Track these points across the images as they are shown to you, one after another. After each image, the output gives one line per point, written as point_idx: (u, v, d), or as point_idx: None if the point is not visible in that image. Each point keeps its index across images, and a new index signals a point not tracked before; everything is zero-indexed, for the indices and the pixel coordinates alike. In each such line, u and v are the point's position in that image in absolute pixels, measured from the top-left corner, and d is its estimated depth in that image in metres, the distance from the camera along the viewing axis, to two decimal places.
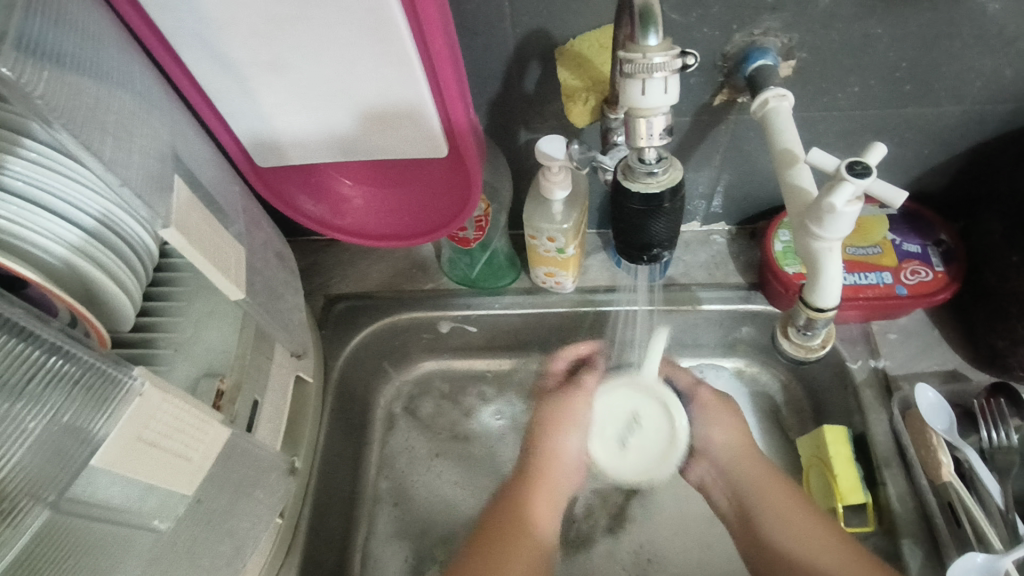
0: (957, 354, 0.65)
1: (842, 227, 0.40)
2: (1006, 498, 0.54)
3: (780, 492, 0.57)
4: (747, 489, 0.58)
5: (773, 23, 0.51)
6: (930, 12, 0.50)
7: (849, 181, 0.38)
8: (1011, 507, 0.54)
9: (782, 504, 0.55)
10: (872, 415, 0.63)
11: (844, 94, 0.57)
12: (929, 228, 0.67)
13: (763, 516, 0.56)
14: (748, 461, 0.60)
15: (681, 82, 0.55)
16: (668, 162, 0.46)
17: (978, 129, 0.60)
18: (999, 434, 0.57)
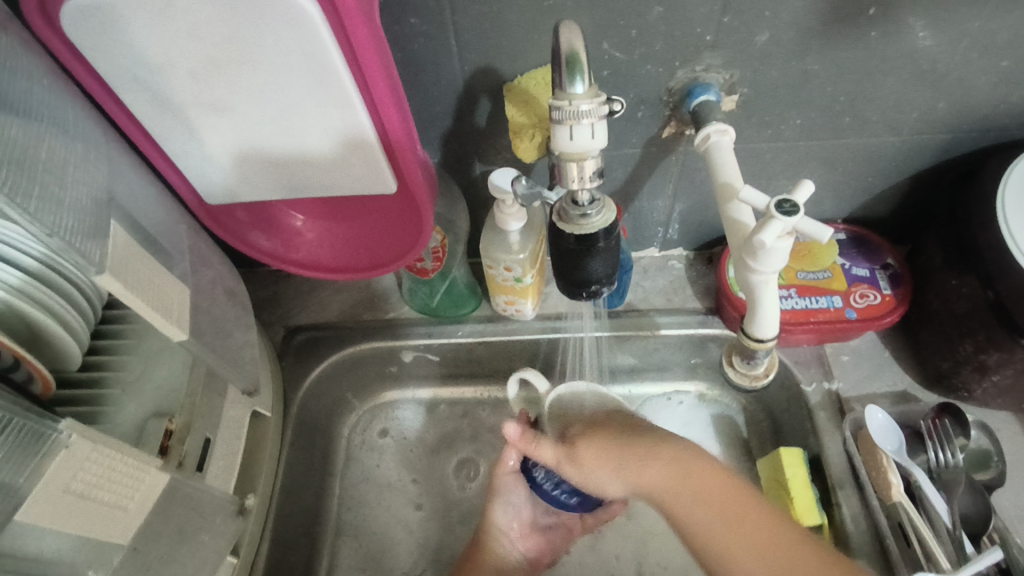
0: (907, 374, 0.67)
1: (775, 261, 0.41)
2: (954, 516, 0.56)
3: (708, 489, 0.47)
4: (664, 493, 0.48)
5: (712, 60, 0.52)
6: (862, 49, 0.52)
7: (777, 219, 0.39)
8: (958, 525, 0.55)
9: (714, 510, 0.46)
10: (826, 436, 0.64)
11: (786, 126, 0.59)
12: (876, 252, 0.69)
13: (696, 522, 0.47)
14: (653, 461, 0.49)
15: (629, 116, 0.56)
16: (602, 203, 0.44)
17: (917, 157, 0.62)
18: (946, 455, 0.59)
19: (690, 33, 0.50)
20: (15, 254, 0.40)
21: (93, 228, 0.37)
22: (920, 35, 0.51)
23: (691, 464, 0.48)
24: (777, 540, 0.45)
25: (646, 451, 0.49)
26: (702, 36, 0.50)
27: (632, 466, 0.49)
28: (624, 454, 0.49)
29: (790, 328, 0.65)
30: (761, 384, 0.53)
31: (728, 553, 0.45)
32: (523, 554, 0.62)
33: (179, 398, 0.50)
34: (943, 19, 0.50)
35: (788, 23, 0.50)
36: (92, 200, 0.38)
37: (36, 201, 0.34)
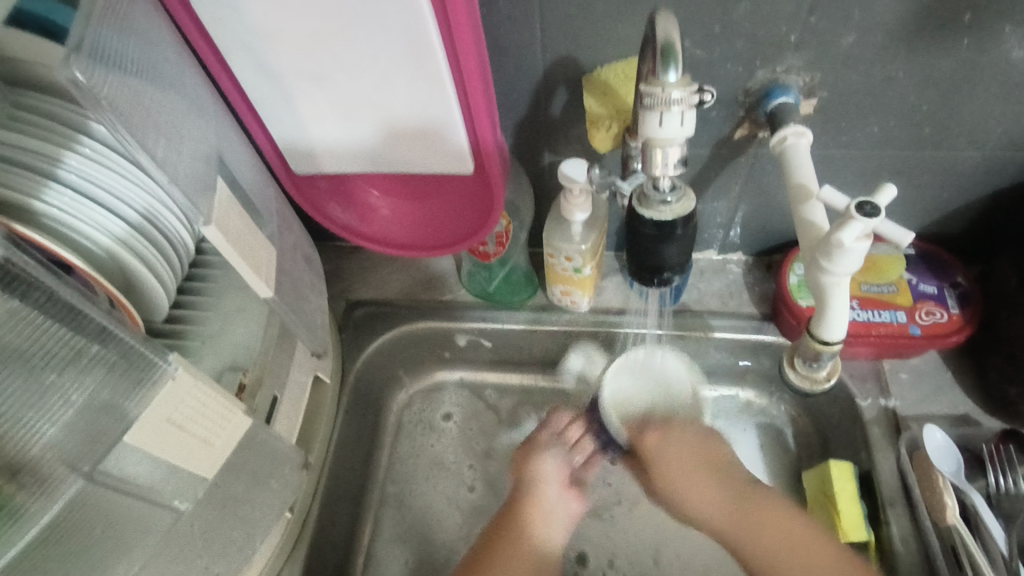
0: (969, 397, 0.65)
1: (850, 263, 0.42)
2: (1010, 545, 0.54)
3: (772, 519, 0.58)
4: (721, 525, 0.60)
5: (795, 62, 0.52)
6: (948, 58, 0.51)
7: (858, 220, 0.40)
8: (1015, 555, 0.53)
9: (795, 547, 0.57)
10: (880, 453, 0.62)
11: (862, 133, 0.58)
12: (946, 270, 0.67)
13: (756, 547, 0.58)
14: (719, 495, 0.61)
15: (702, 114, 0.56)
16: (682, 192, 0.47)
17: (997, 175, 0.60)
18: (1008, 481, 0.57)
19: (775, 33, 0.50)
20: (122, 208, 0.43)
21: (202, 180, 0.40)
22: (1015, 44, 0.50)
23: (763, 502, 0.60)
24: (826, 563, 0.55)
25: (721, 488, 0.62)
26: (786, 37, 0.51)
27: (695, 494, 0.62)
28: (693, 479, 0.62)
29: (850, 339, 0.64)
30: (822, 389, 0.53)
31: (780, 554, 0.57)
32: (570, 507, 0.65)
33: (252, 354, 0.53)
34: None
35: (875, 29, 0.49)
36: (202, 155, 0.41)
37: (157, 150, 0.37)
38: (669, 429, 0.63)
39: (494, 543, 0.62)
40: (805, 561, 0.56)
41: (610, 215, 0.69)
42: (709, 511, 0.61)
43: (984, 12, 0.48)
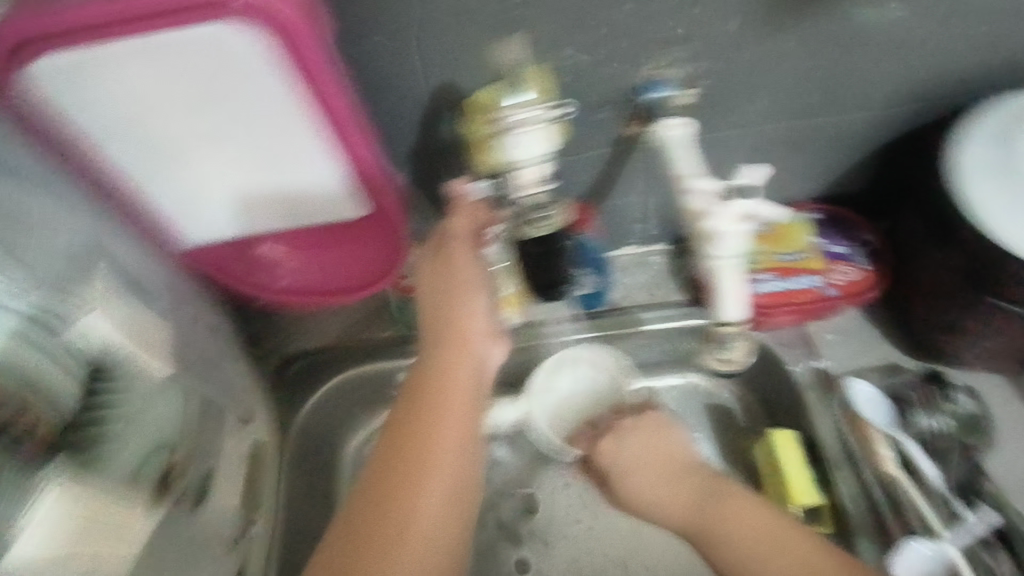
0: (896, 348, 0.67)
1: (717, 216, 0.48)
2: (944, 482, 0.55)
3: (746, 517, 0.49)
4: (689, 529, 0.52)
5: (670, 56, 0.54)
6: (810, 32, 0.54)
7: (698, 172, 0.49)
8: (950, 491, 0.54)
9: (750, 533, 0.48)
10: (818, 416, 0.63)
11: (748, 111, 0.60)
12: (853, 228, 0.68)
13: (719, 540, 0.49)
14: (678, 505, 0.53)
15: (588, 117, 0.58)
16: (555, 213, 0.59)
17: (876, 132, 0.63)
18: (932, 421, 0.59)
19: (644, 31, 0.51)
20: None
21: (68, 275, 0.41)
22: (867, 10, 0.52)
23: (743, 502, 0.50)
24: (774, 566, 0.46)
25: (686, 488, 0.53)
26: (655, 34, 0.52)
27: (662, 495, 0.54)
28: (665, 477, 0.55)
29: (772, 312, 0.65)
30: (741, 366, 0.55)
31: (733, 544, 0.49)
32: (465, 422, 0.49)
33: None
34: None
35: (732, 15, 0.51)
36: (71, 248, 0.42)
37: (26, 254, 0.38)
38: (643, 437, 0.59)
39: (385, 466, 0.45)
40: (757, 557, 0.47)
41: None
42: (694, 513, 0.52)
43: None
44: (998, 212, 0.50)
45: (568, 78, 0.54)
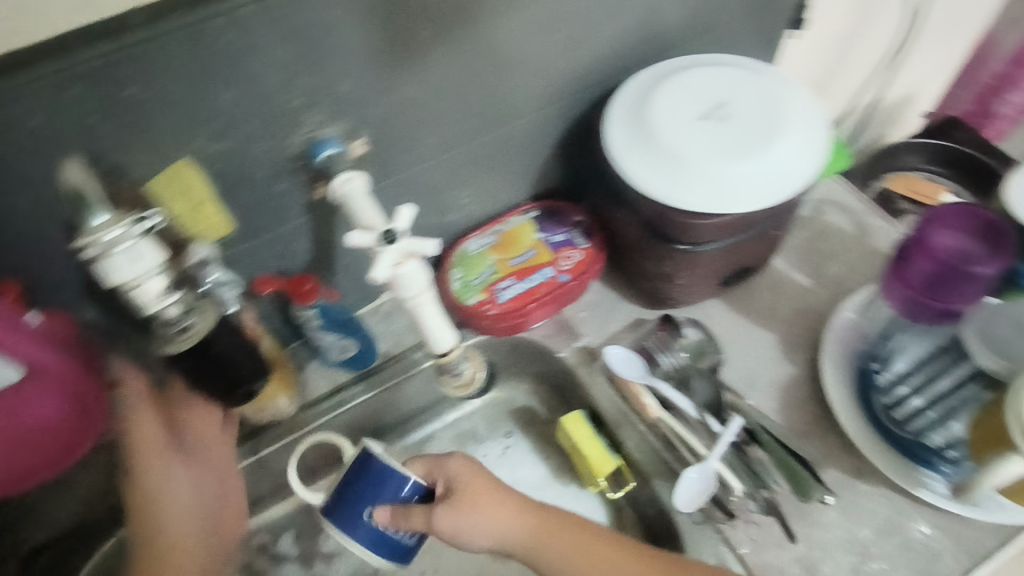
0: (636, 304, 0.74)
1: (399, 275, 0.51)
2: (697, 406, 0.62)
3: (586, 546, 0.54)
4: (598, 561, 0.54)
5: (318, 117, 0.52)
6: (442, 64, 0.55)
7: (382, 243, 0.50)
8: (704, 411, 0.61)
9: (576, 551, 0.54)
10: (593, 387, 0.68)
11: (426, 145, 0.62)
12: (565, 215, 0.74)
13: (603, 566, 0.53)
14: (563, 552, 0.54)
15: (267, 193, 0.54)
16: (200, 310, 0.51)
17: (549, 128, 0.69)
18: (672, 357, 0.65)
19: (277, 102, 0.49)
20: None
21: None
22: (485, 37, 0.56)
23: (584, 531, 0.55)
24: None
25: (527, 515, 0.56)
26: (290, 102, 0.50)
27: (500, 528, 0.55)
28: (503, 510, 0.56)
29: (509, 318, 0.69)
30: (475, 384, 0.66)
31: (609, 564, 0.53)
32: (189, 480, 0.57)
33: None
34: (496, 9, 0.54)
35: (359, 69, 0.51)
36: None
37: None
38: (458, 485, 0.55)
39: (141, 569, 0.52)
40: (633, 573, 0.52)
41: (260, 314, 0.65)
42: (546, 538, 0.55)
43: (444, 20, 0.52)
44: (635, 173, 0.58)
45: (219, 165, 0.50)
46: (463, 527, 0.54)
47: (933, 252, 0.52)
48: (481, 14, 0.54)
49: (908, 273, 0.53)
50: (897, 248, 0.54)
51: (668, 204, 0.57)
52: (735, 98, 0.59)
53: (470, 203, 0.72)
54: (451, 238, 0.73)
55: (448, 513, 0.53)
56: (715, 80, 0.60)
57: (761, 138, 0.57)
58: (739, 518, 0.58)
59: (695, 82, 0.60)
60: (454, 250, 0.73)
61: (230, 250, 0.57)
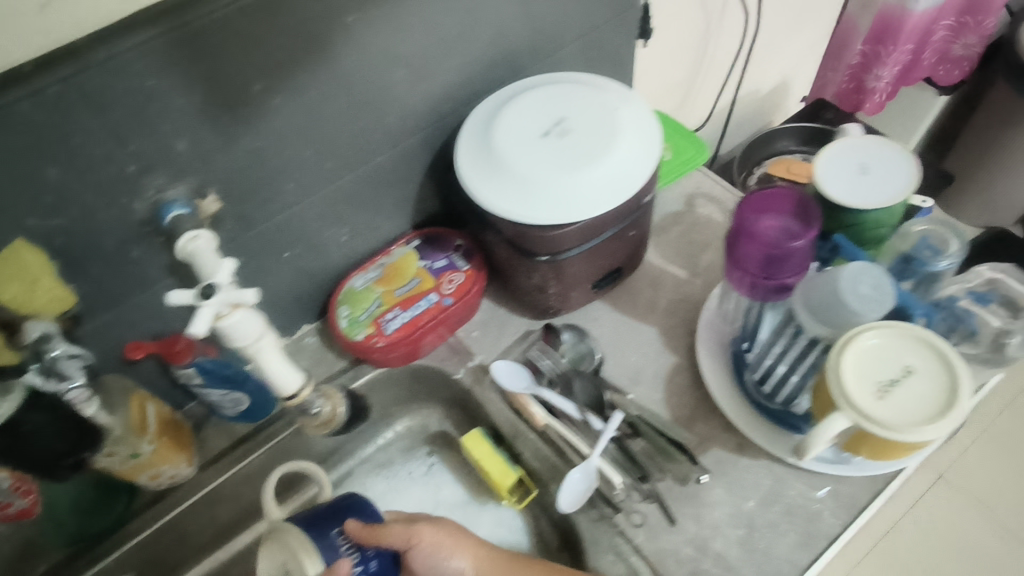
0: (526, 317, 0.76)
1: (238, 330, 0.51)
2: (580, 407, 0.64)
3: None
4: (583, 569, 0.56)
5: (159, 181, 0.53)
6: (281, 116, 0.56)
7: (206, 305, 0.49)
8: (586, 411, 0.63)
9: None
10: (488, 404, 0.70)
11: (285, 193, 0.62)
12: (446, 240, 0.76)
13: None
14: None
15: (121, 259, 0.56)
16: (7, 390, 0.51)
17: (416, 159, 0.71)
18: (554, 362, 0.67)
19: (112, 171, 0.50)
20: None
21: None
22: (322, 85, 0.57)
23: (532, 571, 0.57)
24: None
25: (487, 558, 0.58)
26: (125, 169, 0.51)
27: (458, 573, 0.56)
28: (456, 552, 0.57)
29: (397, 347, 0.70)
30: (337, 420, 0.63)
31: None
32: None
33: None
34: (325, 57, 0.56)
35: (192, 129, 0.52)
36: None
37: None
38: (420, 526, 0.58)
39: None
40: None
41: (142, 377, 0.65)
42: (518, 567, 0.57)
43: (270, 74, 0.53)
44: (484, 194, 0.61)
45: (59, 240, 0.51)
46: (434, 554, 0.55)
47: (760, 234, 0.55)
48: (313, 60, 0.55)
49: (743, 258, 0.55)
50: (727, 236, 0.56)
51: (508, 217, 0.60)
52: (574, 112, 0.62)
53: (350, 242, 0.73)
54: (336, 277, 0.75)
55: (421, 537, 0.54)
56: (555, 95, 0.63)
57: (597, 149, 0.60)
58: (621, 509, 0.60)
59: (537, 101, 0.63)
60: (341, 288, 0.74)
61: (90, 318, 0.57)
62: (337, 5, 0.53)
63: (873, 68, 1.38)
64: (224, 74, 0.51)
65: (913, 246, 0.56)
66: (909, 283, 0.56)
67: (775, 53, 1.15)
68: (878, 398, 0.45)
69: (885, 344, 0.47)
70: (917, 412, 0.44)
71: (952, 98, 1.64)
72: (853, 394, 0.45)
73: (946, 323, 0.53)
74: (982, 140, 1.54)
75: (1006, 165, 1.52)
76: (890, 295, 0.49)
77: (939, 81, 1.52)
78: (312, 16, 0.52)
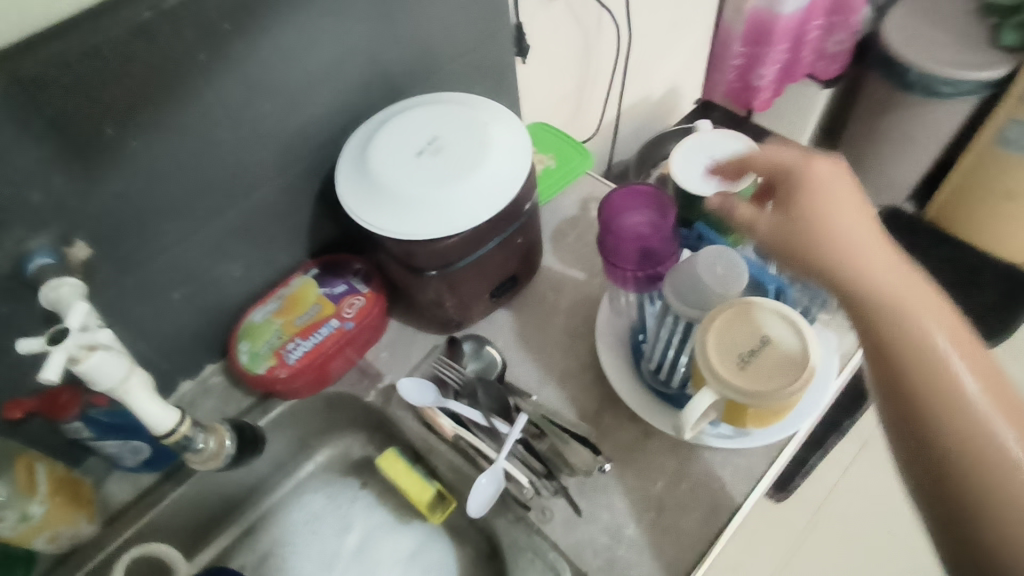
0: (434, 333, 0.77)
1: (99, 371, 0.49)
2: (484, 413, 0.65)
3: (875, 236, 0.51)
4: (880, 287, 0.48)
5: (18, 232, 0.53)
6: (144, 155, 0.57)
7: (56, 349, 0.46)
8: (490, 417, 0.64)
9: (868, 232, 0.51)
10: (402, 421, 0.70)
11: (161, 233, 0.62)
12: (345, 265, 0.77)
13: (901, 313, 0.46)
14: (894, 272, 0.48)
15: None
16: None
17: (302, 189, 0.72)
18: (458, 373, 0.67)
19: None
20: None
21: None
22: (183, 122, 0.58)
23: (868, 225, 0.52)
24: (989, 366, 0.44)
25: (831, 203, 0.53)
26: None
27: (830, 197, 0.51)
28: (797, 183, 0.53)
29: (300, 376, 0.70)
30: (222, 453, 0.60)
31: (926, 322, 0.45)
32: None
33: None
34: (184, 93, 0.56)
35: (48, 177, 0.52)
36: None
37: None
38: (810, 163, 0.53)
39: None
40: (963, 464, 0.41)
41: (27, 435, 0.62)
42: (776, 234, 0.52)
43: (121, 115, 0.54)
44: (361, 213, 0.62)
45: None
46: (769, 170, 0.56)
47: (627, 236, 0.59)
48: (173, 98, 0.56)
49: (621, 257, 0.58)
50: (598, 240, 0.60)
51: (394, 235, 0.60)
52: (446, 130, 0.65)
53: (245, 276, 0.73)
54: (236, 313, 0.75)
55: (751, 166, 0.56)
56: (428, 116, 0.66)
57: (467, 163, 0.62)
58: (532, 508, 0.61)
59: (410, 123, 0.65)
60: (240, 324, 0.73)
61: None
62: (186, 43, 0.54)
63: (755, 67, 1.47)
64: (71, 118, 0.51)
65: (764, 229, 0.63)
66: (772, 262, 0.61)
67: (660, 60, 1.21)
68: (739, 369, 0.48)
69: (742, 318, 0.50)
70: (774, 378, 0.48)
71: (837, 90, 1.75)
72: (716, 366, 0.48)
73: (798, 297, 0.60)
74: (867, 125, 1.64)
75: (889, 146, 1.63)
76: (741, 275, 0.53)
77: (820, 75, 1.63)
78: (160, 56, 0.53)
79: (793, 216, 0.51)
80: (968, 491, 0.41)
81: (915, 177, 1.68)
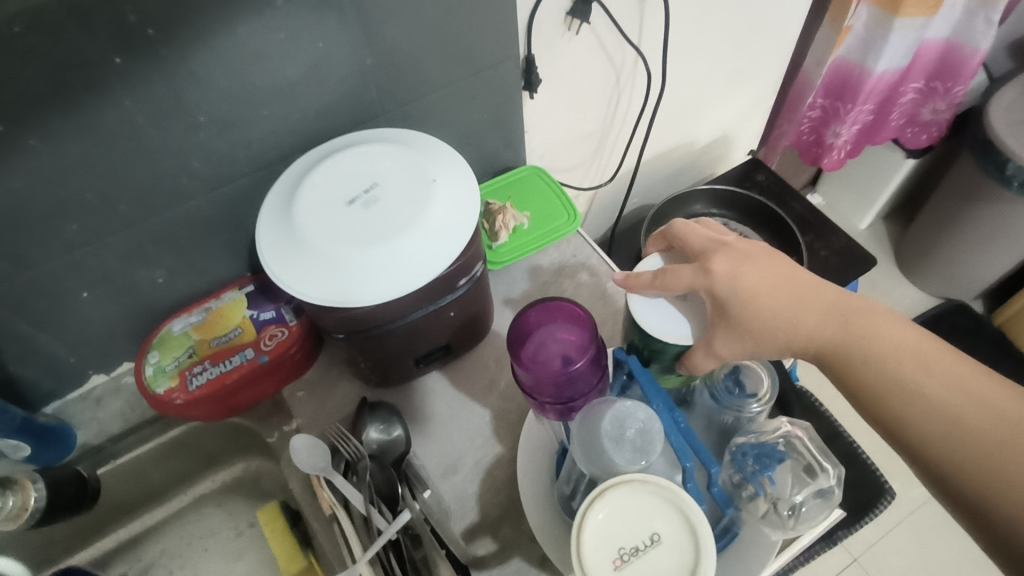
0: (357, 383, 0.71)
1: None
2: (366, 498, 0.56)
3: (876, 323, 0.50)
4: (821, 338, 0.50)
5: None
6: (43, 156, 0.51)
7: None
8: (370, 504, 0.55)
9: (842, 316, 0.50)
10: (291, 476, 0.64)
11: (65, 235, 0.57)
12: (281, 290, 0.71)
13: (858, 359, 0.50)
14: (819, 314, 0.50)
15: None
16: None
17: (245, 204, 0.65)
18: (352, 445, 0.60)
19: None
20: None
21: None
22: (94, 126, 0.51)
23: (865, 314, 0.50)
24: (962, 370, 0.48)
25: (817, 301, 0.51)
26: None
27: (793, 302, 0.50)
28: (762, 272, 0.51)
29: (200, 406, 0.67)
30: (27, 509, 0.63)
31: (879, 361, 0.49)
32: None
33: None
34: (94, 94, 0.49)
35: None
36: None
37: None
38: (723, 244, 0.53)
39: None
40: (951, 454, 0.47)
41: None
42: (711, 314, 0.51)
43: (13, 113, 0.47)
44: (269, 259, 0.54)
45: None
46: (730, 259, 0.51)
47: (540, 363, 0.52)
48: (83, 96, 0.49)
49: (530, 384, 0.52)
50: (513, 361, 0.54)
51: (294, 291, 0.52)
52: (389, 181, 0.56)
53: (169, 284, 0.67)
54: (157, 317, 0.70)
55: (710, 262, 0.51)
56: (374, 157, 0.58)
57: (397, 223, 0.54)
58: None
59: (355, 164, 0.57)
60: (157, 331, 0.69)
61: None
62: (97, 49, 0.47)
63: (831, 124, 1.29)
64: None
65: (717, 382, 0.55)
66: (729, 417, 0.54)
67: (712, 106, 1.07)
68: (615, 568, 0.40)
69: (636, 503, 0.41)
70: None
71: (923, 162, 1.55)
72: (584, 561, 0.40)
73: (734, 474, 0.49)
74: (948, 213, 1.45)
75: (963, 243, 1.44)
76: (654, 446, 0.43)
77: (906, 142, 1.43)
78: (67, 56, 0.46)
79: (714, 289, 0.51)
80: (959, 478, 0.47)
81: (982, 281, 1.49)
